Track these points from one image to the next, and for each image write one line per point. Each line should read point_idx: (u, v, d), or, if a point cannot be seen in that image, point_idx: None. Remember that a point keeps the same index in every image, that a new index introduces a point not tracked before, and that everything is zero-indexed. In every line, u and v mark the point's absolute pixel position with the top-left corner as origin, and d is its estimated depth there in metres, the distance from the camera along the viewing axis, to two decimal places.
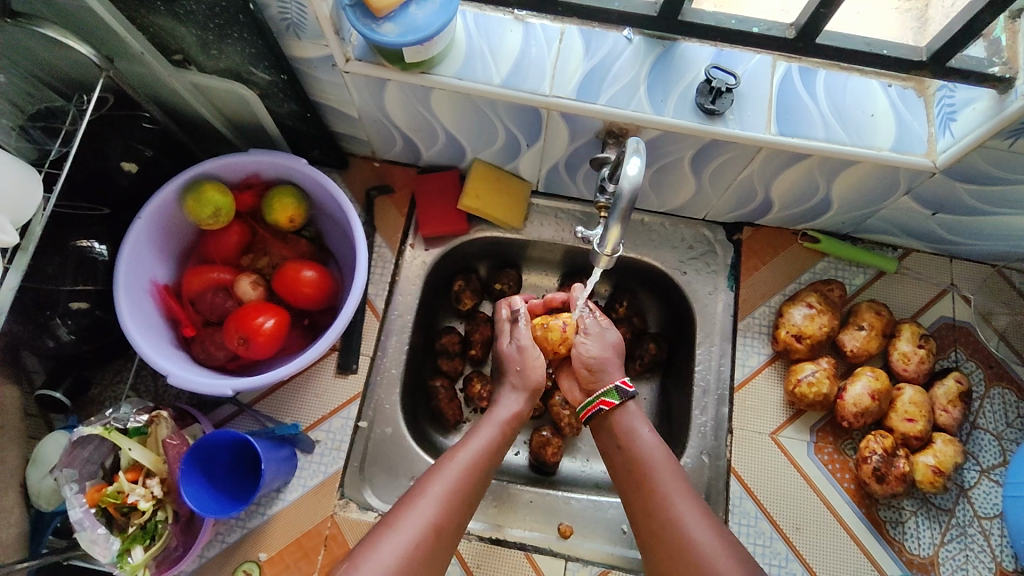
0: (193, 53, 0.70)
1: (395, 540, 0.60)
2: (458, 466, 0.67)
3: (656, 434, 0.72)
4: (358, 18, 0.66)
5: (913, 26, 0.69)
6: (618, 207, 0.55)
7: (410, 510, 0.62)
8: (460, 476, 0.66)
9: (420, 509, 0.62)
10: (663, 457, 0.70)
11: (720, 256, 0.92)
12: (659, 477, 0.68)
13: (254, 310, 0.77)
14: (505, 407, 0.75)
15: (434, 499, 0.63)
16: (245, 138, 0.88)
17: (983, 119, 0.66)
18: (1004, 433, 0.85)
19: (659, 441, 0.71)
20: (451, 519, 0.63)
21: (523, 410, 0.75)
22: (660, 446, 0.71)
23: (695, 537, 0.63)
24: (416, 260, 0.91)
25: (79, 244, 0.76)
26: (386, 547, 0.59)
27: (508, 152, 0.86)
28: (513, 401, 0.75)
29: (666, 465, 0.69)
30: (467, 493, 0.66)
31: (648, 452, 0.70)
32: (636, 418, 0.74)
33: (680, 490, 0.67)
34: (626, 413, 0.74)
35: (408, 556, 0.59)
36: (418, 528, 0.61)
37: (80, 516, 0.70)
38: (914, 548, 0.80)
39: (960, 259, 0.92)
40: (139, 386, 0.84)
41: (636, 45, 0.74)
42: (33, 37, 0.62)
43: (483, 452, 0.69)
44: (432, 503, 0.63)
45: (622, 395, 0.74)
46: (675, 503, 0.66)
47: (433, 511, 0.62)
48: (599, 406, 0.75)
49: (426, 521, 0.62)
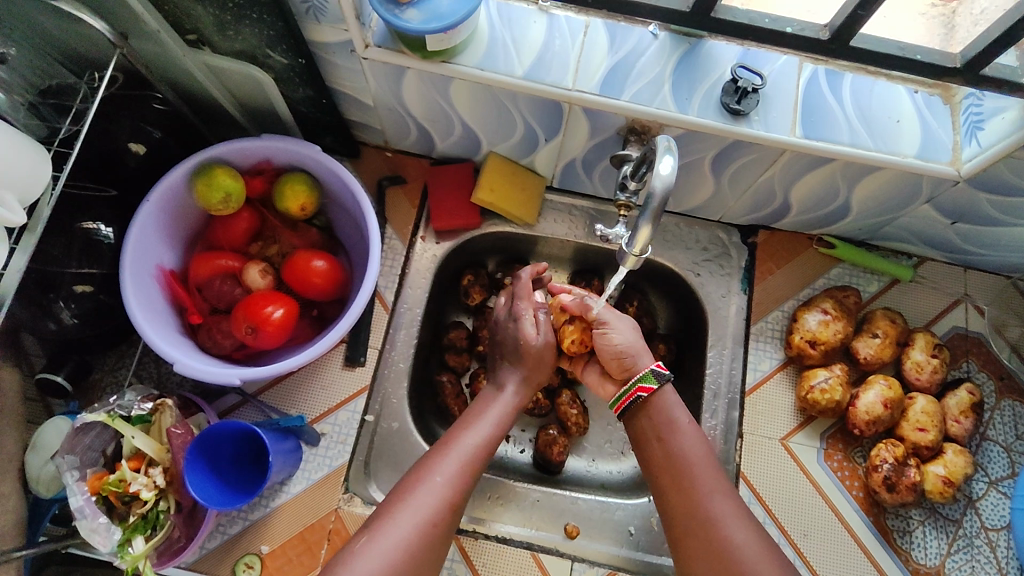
0: (208, 32, 0.69)
1: (394, 527, 0.60)
2: (459, 454, 0.67)
3: (694, 426, 0.71)
4: (381, 3, 0.64)
5: (941, 32, 0.68)
6: (649, 207, 0.54)
7: (410, 498, 0.63)
8: (460, 464, 0.66)
9: (432, 484, 0.64)
10: (698, 450, 0.69)
11: (734, 259, 0.91)
12: (697, 476, 0.67)
13: (263, 298, 0.76)
14: (505, 390, 0.76)
15: (433, 486, 0.64)
16: (257, 123, 0.86)
17: (1012, 129, 0.66)
18: (1013, 445, 0.84)
19: (698, 434, 0.70)
20: (450, 505, 0.64)
21: (523, 387, 0.76)
22: (697, 438, 0.70)
23: (732, 539, 0.62)
24: (427, 253, 0.90)
25: (85, 226, 0.74)
26: (385, 535, 0.60)
27: (525, 146, 0.85)
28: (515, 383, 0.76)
29: (703, 462, 0.68)
30: (464, 481, 0.66)
31: (686, 447, 0.69)
32: (675, 410, 0.72)
33: (716, 486, 0.66)
34: (662, 400, 0.72)
35: (405, 546, 0.60)
36: (415, 519, 0.61)
37: (81, 504, 0.68)
38: (920, 558, 0.80)
39: (975, 269, 0.91)
40: (142, 373, 0.82)
41: (662, 41, 0.73)
42: (48, 10, 0.61)
43: (483, 441, 0.69)
44: (432, 492, 0.63)
45: (659, 378, 0.72)
46: (711, 503, 0.65)
47: (445, 487, 0.64)
48: (637, 393, 0.73)
49: (425, 511, 0.62)
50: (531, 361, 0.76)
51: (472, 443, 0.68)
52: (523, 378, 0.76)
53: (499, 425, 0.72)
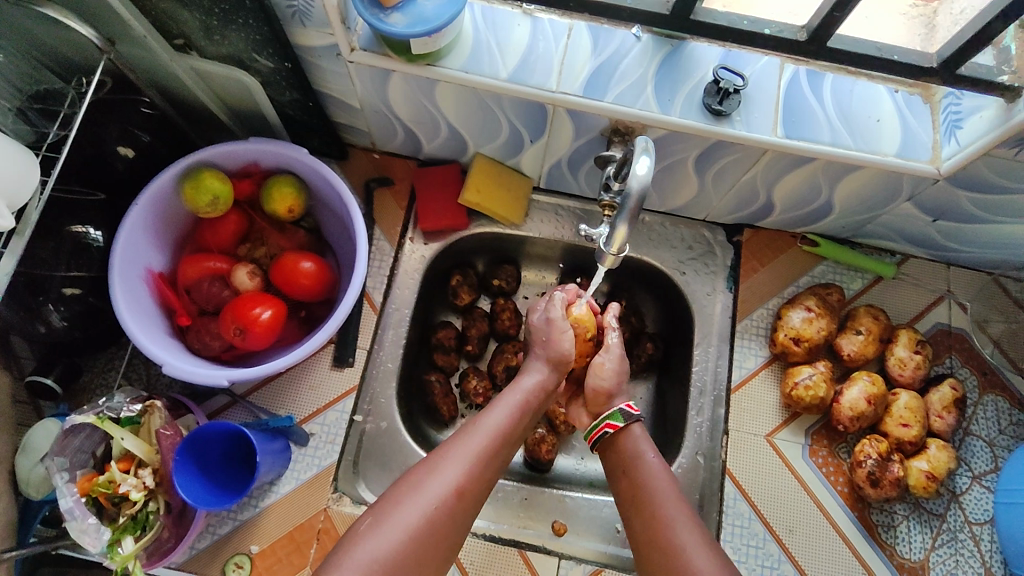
0: (195, 37, 0.70)
1: (418, 498, 0.60)
2: (483, 435, 0.66)
3: (662, 461, 0.71)
4: (366, 7, 0.65)
5: (921, 32, 0.69)
6: (627, 207, 0.55)
7: (436, 473, 0.62)
8: (487, 442, 0.66)
9: (444, 473, 0.62)
10: (663, 480, 0.69)
11: (720, 257, 0.92)
12: (661, 506, 0.66)
13: (251, 300, 0.76)
14: (530, 376, 0.75)
15: (460, 461, 0.63)
16: (245, 125, 0.86)
17: (989, 127, 0.66)
18: (996, 440, 0.85)
19: (664, 468, 0.70)
20: (478, 480, 0.64)
21: (548, 380, 0.75)
22: (664, 471, 0.70)
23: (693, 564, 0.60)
24: (415, 254, 0.91)
25: (74, 230, 0.74)
26: (409, 505, 0.59)
27: (511, 147, 0.85)
28: (542, 370, 0.76)
29: (668, 494, 0.67)
30: (490, 459, 0.65)
31: (650, 478, 0.69)
32: (642, 444, 0.73)
33: (681, 515, 0.65)
34: (630, 435, 0.74)
35: (430, 517, 0.59)
36: (441, 492, 0.61)
37: (71, 505, 0.69)
38: (905, 552, 0.81)
39: (957, 266, 0.92)
40: (131, 376, 0.82)
41: (645, 43, 0.74)
42: (35, 16, 0.61)
43: (507, 423, 0.69)
44: (458, 467, 0.63)
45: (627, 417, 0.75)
46: (675, 531, 0.64)
47: (457, 476, 0.62)
48: (604, 429, 0.76)
49: (451, 485, 0.61)
50: (558, 358, 0.76)
51: (497, 423, 0.68)
52: (549, 367, 0.76)
53: (525, 408, 0.72)
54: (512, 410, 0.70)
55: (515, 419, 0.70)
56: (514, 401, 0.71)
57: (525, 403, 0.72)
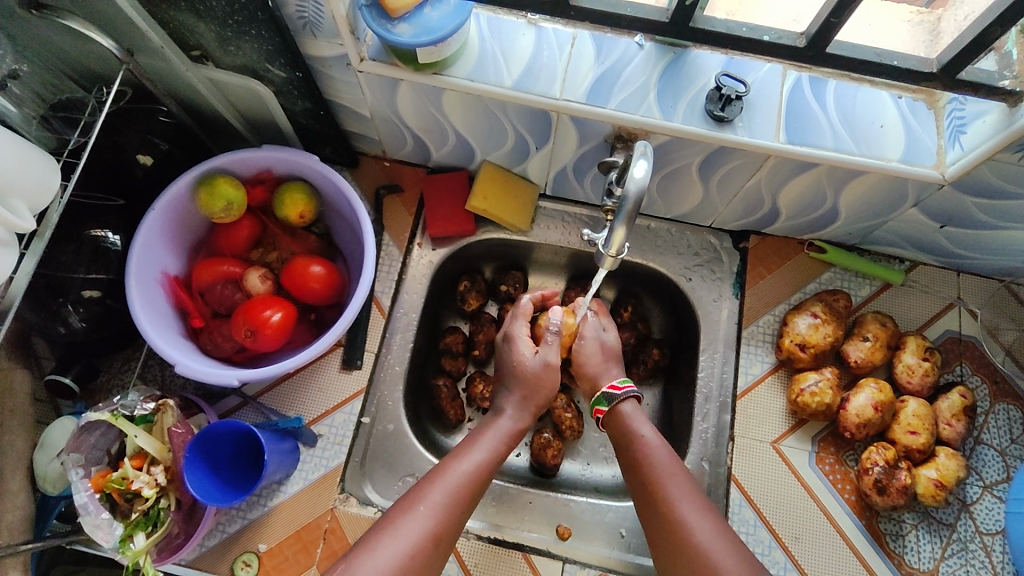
0: (211, 48, 0.72)
1: (393, 541, 0.60)
2: (457, 477, 0.67)
3: (659, 435, 0.73)
4: (374, 18, 0.67)
5: (925, 39, 0.68)
6: (624, 209, 0.56)
7: (409, 516, 0.63)
8: (459, 487, 0.66)
9: (417, 516, 0.63)
10: (665, 460, 0.70)
11: (726, 264, 0.92)
12: (660, 478, 0.68)
13: (262, 303, 0.78)
14: (507, 420, 0.76)
15: (432, 508, 0.64)
16: (259, 134, 0.89)
17: (992, 132, 0.66)
18: (1008, 449, 0.84)
19: (661, 440, 0.72)
20: (448, 528, 0.64)
21: (523, 425, 0.76)
22: (665, 448, 0.71)
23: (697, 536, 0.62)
24: (423, 259, 0.92)
25: (93, 234, 0.77)
26: (381, 550, 0.59)
27: (517, 154, 0.87)
28: (515, 412, 0.76)
29: (667, 466, 0.69)
30: (458, 512, 0.65)
31: (652, 458, 0.70)
32: (640, 425, 0.74)
33: (686, 495, 0.66)
34: (624, 416, 0.75)
35: (405, 561, 0.60)
36: (414, 537, 0.61)
37: (85, 500, 0.70)
38: (914, 562, 0.80)
39: (968, 273, 0.92)
40: (146, 375, 0.85)
41: (647, 51, 0.75)
42: (59, 29, 0.64)
43: (482, 467, 0.69)
44: (430, 511, 0.63)
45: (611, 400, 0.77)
46: (676, 502, 0.66)
47: (431, 520, 0.63)
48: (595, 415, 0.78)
49: (424, 529, 0.62)
50: (529, 395, 0.77)
51: (471, 470, 0.68)
52: (521, 411, 0.76)
53: (499, 450, 0.72)
54: (488, 454, 0.71)
55: (490, 464, 0.70)
56: (487, 446, 0.72)
57: (499, 449, 0.72)
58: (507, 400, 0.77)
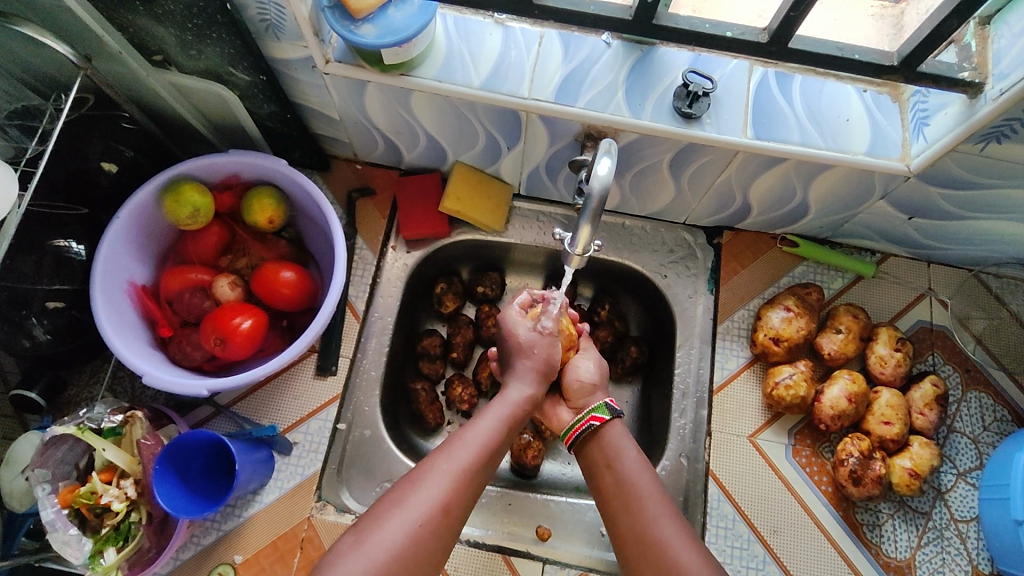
0: (172, 53, 0.71)
1: (405, 513, 0.58)
2: (469, 447, 0.65)
3: (641, 455, 0.71)
4: (338, 20, 0.66)
5: (889, 33, 0.68)
6: (589, 207, 0.56)
7: (420, 487, 0.61)
8: (471, 457, 0.64)
9: (429, 486, 0.61)
10: (646, 480, 0.68)
11: (701, 260, 0.93)
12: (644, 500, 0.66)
13: (231, 310, 0.77)
14: (514, 391, 0.73)
15: (443, 477, 0.62)
16: (226, 138, 0.88)
17: (954, 123, 0.67)
18: (980, 436, 0.85)
19: (643, 462, 0.70)
20: (460, 500, 0.62)
21: (537, 393, 0.74)
22: (646, 467, 0.69)
23: (678, 559, 0.60)
24: (397, 262, 0.91)
25: (56, 244, 0.75)
26: (393, 522, 0.58)
27: (489, 154, 0.86)
28: (527, 385, 0.73)
29: (653, 492, 0.67)
30: (471, 480, 0.64)
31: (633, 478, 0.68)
32: (625, 441, 0.72)
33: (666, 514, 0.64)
34: (611, 432, 0.73)
35: (416, 534, 0.58)
36: (426, 508, 0.59)
37: (52, 516, 0.69)
38: (891, 551, 0.81)
39: (938, 263, 0.93)
40: (116, 387, 0.83)
41: (615, 49, 0.75)
42: (12, 37, 0.63)
43: (493, 435, 0.68)
44: (442, 481, 0.61)
45: (611, 411, 0.74)
46: (659, 525, 0.63)
47: (443, 490, 0.61)
48: (588, 423, 0.74)
49: (436, 499, 0.60)
50: (543, 367, 0.75)
51: (482, 437, 0.67)
52: (532, 380, 0.74)
53: (508, 425, 0.70)
54: (498, 422, 0.69)
55: (501, 431, 0.69)
56: (499, 415, 0.70)
57: (511, 417, 0.70)
58: (518, 373, 0.74)
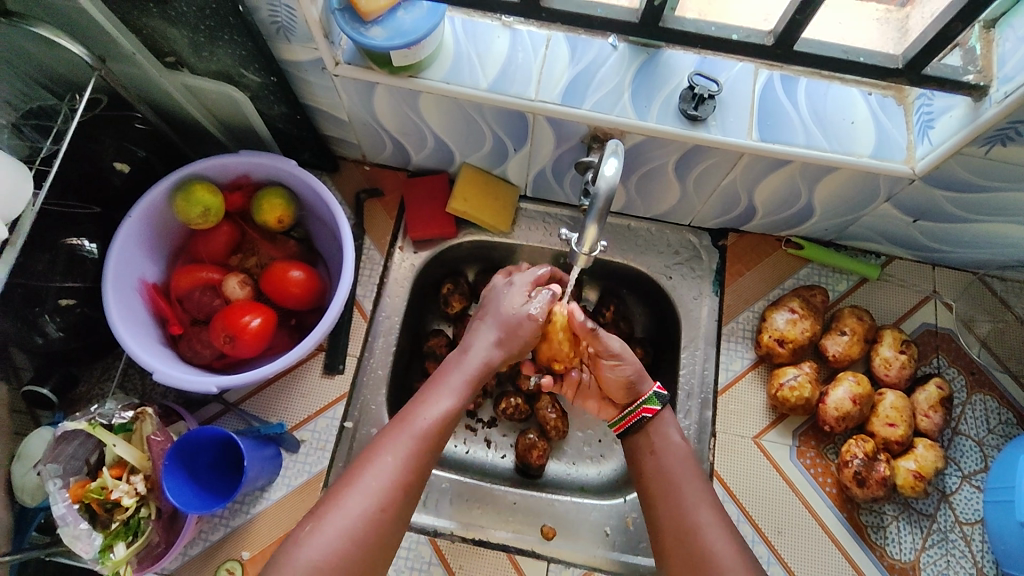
0: (185, 55, 0.72)
1: (356, 497, 0.60)
2: (423, 419, 0.65)
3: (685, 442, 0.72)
4: (348, 22, 0.67)
5: (894, 36, 0.69)
6: (595, 207, 0.57)
7: (372, 467, 0.62)
8: (427, 430, 0.65)
9: (379, 466, 0.62)
10: (686, 466, 0.69)
11: (706, 262, 0.93)
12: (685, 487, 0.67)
13: (241, 308, 0.78)
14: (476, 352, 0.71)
15: (396, 454, 0.62)
16: (236, 139, 0.89)
17: (958, 126, 0.68)
18: (985, 439, 0.85)
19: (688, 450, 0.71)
20: (414, 476, 0.63)
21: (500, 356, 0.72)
22: (689, 454, 0.70)
23: (713, 548, 0.62)
24: (404, 263, 0.92)
25: (69, 242, 0.77)
26: (347, 507, 0.59)
27: (496, 156, 0.87)
28: (488, 349, 0.72)
29: (692, 479, 0.68)
30: (425, 453, 0.64)
31: (675, 463, 0.69)
32: (670, 427, 0.73)
33: (705, 502, 0.66)
34: (659, 419, 0.73)
35: (369, 518, 0.59)
36: (377, 489, 0.60)
37: (63, 511, 0.70)
38: (895, 553, 0.81)
39: (942, 266, 0.93)
40: (126, 385, 0.84)
41: (621, 52, 0.76)
42: (29, 38, 0.64)
43: (451, 404, 0.67)
44: (394, 460, 0.62)
45: (661, 400, 0.73)
46: (699, 518, 0.64)
47: (393, 468, 0.62)
48: (642, 415, 0.73)
49: (387, 479, 0.61)
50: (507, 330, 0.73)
51: (439, 407, 0.66)
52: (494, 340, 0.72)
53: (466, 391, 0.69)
54: (458, 388, 0.69)
55: (462, 398, 0.68)
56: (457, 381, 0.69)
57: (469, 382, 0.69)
58: (481, 333, 0.73)
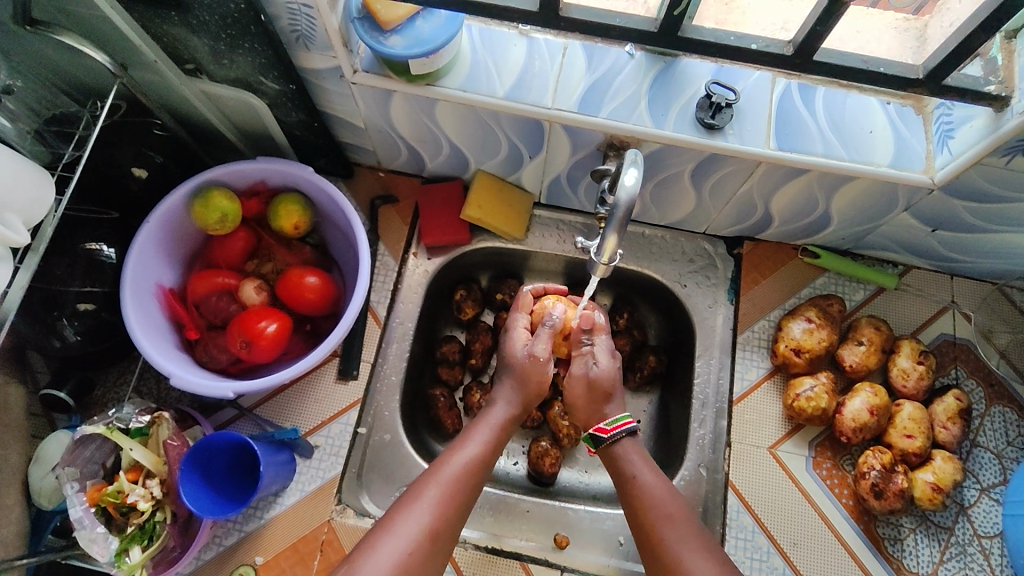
0: (205, 62, 0.73)
1: (393, 542, 0.60)
2: (456, 469, 0.67)
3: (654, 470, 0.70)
4: (367, 31, 0.67)
5: (913, 44, 0.68)
6: (615, 216, 0.57)
7: (408, 514, 0.62)
8: (455, 480, 0.66)
9: (416, 514, 0.62)
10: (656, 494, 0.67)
11: (721, 270, 0.93)
12: (655, 517, 0.66)
13: (257, 314, 0.78)
14: (500, 408, 0.74)
15: (431, 504, 0.63)
16: (253, 145, 0.89)
17: (979, 136, 0.67)
18: (1004, 451, 0.84)
19: (657, 478, 0.69)
20: (447, 524, 0.64)
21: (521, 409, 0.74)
22: (657, 482, 0.69)
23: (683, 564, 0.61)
24: (418, 269, 0.92)
25: (88, 247, 0.77)
26: (383, 552, 0.59)
27: (511, 163, 0.87)
28: (509, 403, 0.74)
29: (662, 504, 0.67)
30: (459, 504, 0.65)
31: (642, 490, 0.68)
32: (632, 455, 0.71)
33: (673, 526, 0.65)
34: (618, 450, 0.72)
35: (405, 562, 0.59)
36: (414, 536, 0.61)
37: (80, 514, 0.70)
38: (912, 566, 0.80)
39: (961, 277, 0.92)
40: (142, 388, 0.85)
41: (638, 61, 0.76)
42: (53, 46, 0.65)
43: (480, 457, 0.69)
44: (430, 509, 0.63)
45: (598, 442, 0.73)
46: (675, 548, 0.63)
47: (429, 517, 0.62)
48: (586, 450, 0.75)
49: (423, 526, 0.62)
50: (526, 384, 0.74)
51: (469, 459, 0.68)
52: (518, 396, 0.74)
53: (492, 443, 0.71)
54: (485, 443, 0.70)
55: (487, 453, 0.70)
56: (486, 433, 0.71)
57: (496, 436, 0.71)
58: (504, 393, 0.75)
